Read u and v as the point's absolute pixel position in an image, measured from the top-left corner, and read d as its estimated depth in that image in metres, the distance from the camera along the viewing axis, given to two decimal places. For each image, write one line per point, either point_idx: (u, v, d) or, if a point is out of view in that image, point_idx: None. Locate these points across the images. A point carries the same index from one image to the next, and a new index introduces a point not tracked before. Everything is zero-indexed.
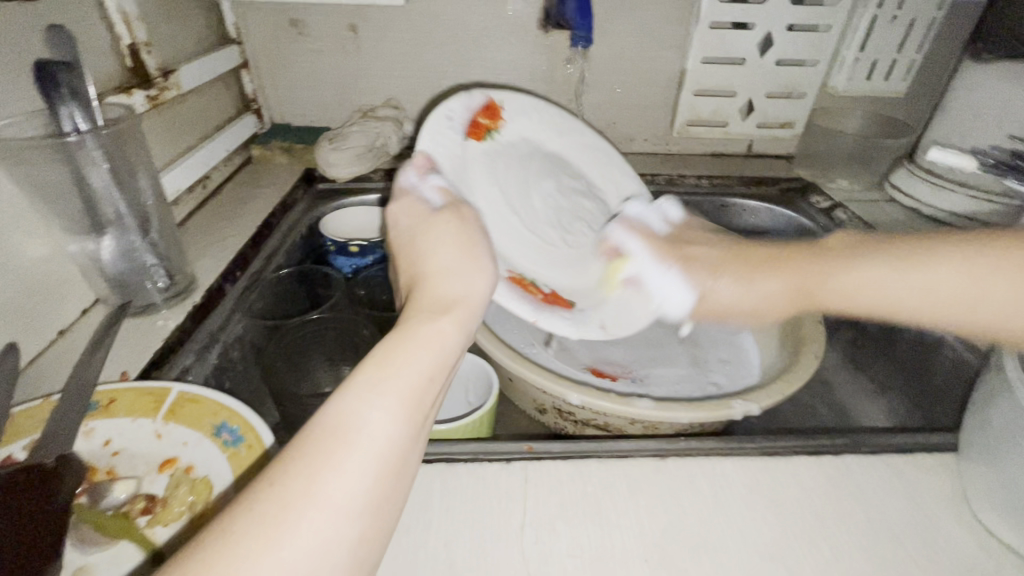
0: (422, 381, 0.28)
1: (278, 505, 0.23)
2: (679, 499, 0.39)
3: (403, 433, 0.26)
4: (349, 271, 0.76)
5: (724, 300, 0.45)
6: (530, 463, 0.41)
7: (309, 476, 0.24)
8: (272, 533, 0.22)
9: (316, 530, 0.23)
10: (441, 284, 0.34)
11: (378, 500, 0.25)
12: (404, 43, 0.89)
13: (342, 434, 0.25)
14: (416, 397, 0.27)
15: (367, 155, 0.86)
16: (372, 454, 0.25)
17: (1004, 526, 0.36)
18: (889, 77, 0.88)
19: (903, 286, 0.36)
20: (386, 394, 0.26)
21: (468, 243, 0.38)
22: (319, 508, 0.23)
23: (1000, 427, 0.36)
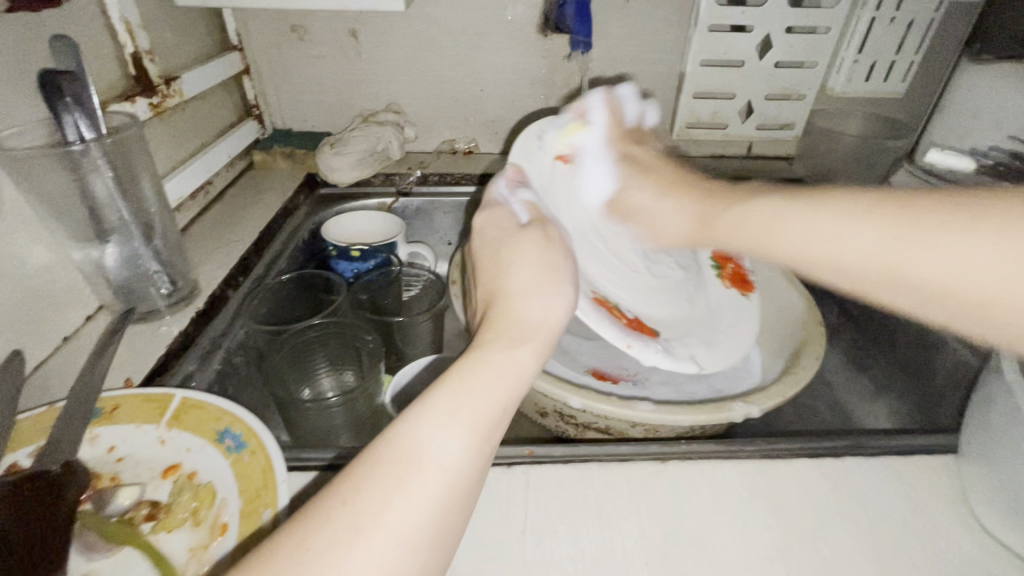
0: (491, 411, 0.29)
1: (354, 514, 0.24)
2: (680, 502, 0.39)
3: (472, 456, 0.27)
4: (350, 275, 0.77)
5: (641, 205, 0.53)
6: (532, 467, 0.41)
7: (382, 497, 0.25)
8: (347, 541, 0.23)
9: (382, 554, 0.23)
10: (520, 310, 0.35)
11: (443, 523, 0.26)
12: (404, 49, 0.90)
13: (413, 458, 0.26)
14: (486, 422, 0.28)
15: (368, 159, 0.87)
16: (442, 479, 0.26)
17: (1005, 528, 0.36)
18: (888, 78, 0.88)
19: (782, 220, 0.36)
20: (460, 417, 0.28)
21: (550, 261, 0.38)
22: (389, 528, 0.24)
23: (1001, 429, 0.36)
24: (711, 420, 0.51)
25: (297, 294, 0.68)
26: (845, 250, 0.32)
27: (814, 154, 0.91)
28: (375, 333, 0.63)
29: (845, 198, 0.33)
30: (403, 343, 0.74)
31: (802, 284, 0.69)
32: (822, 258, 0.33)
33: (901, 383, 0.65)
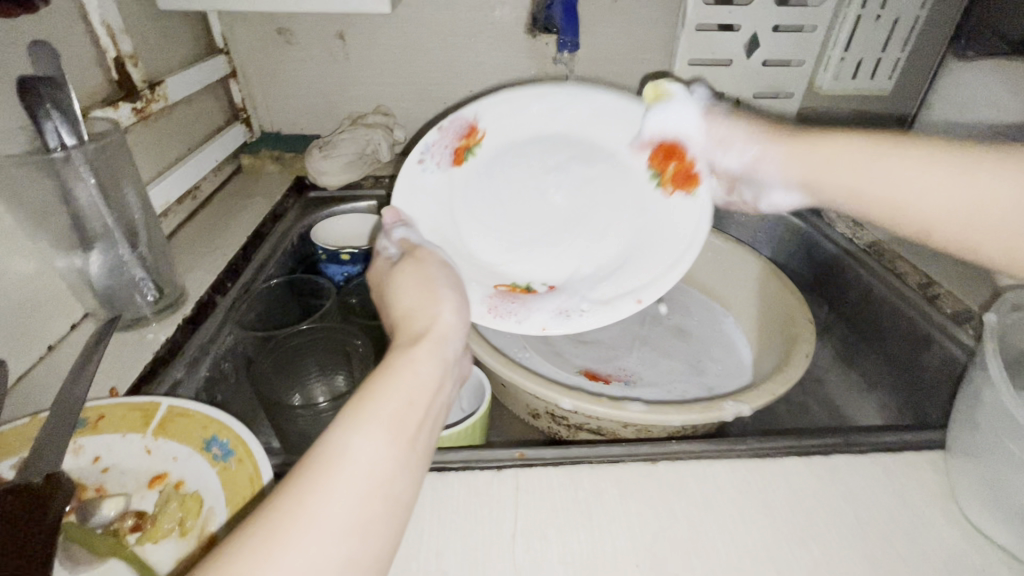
0: (401, 407, 0.29)
1: (265, 536, 0.23)
2: (670, 504, 0.39)
3: (388, 456, 0.27)
4: (340, 279, 0.76)
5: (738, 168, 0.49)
6: (521, 470, 0.41)
7: (299, 500, 0.24)
8: (256, 563, 0.22)
9: (306, 554, 0.23)
10: (415, 322, 0.37)
11: (367, 523, 0.25)
12: (392, 50, 0.89)
13: (328, 463, 0.26)
14: (398, 422, 0.28)
15: (357, 162, 0.86)
16: (358, 479, 0.26)
17: (993, 524, 0.37)
18: (874, 75, 0.87)
19: (896, 174, 0.37)
20: (368, 423, 0.28)
21: (431, 275, 0.41)
22: (311, 527, 0.24)
23: (988, 425, 0.36)
24: (702, 419, 0.51)
25: (286, 298, 0.68)
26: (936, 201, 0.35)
27: None
28: (365, 338, 0.62)
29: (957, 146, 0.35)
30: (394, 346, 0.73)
31: (792, 281, 0.69)
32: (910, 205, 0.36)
33: (891, 379, 0.65)
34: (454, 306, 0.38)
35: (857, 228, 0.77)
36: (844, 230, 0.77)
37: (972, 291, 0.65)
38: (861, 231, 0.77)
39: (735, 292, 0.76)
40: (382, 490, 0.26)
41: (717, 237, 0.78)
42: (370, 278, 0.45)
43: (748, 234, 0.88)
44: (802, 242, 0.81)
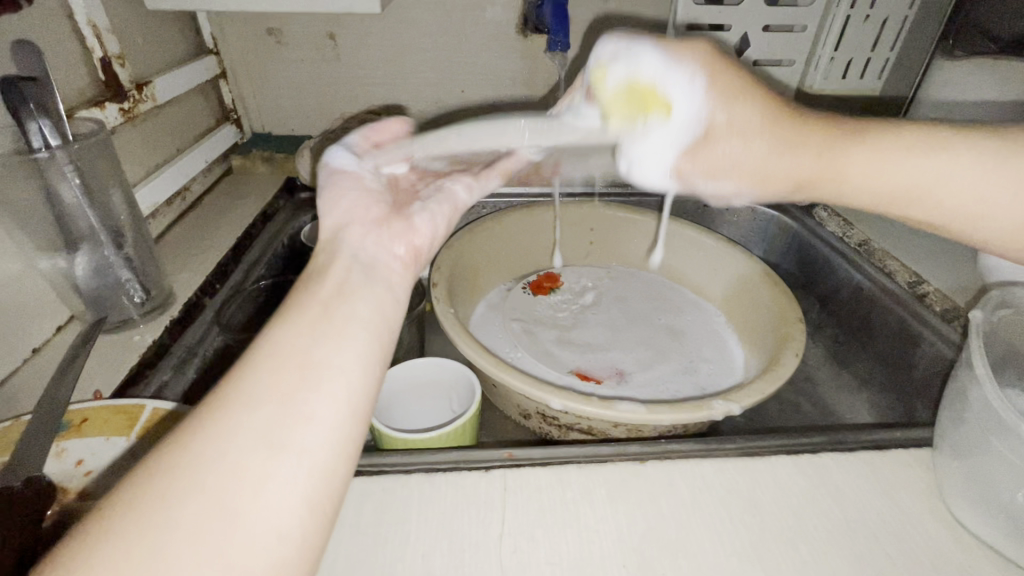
0: (307, 295, 0.30)
1: (209, 420, 0.24)
2: (657, 503, 0.39)
3: (318, 334, 0.28)
4: None
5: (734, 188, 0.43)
6: (509, 471, 0.41)
7: (220, 390, 0.25)
8: (202, 440, 0.23)
9: (231, 430, 0.24)
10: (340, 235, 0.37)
11: (289, 390, 0.25)
12: (383, 51, 0.89)
13: (248, 354, 0.27)
14: (323, 310, 0.29)
15: None
16: (285, 359, 0.26)
17: (979, 520, 0.37)
18: (864, 75, 0.88)
19: (934, 175, 0.37)
20: (293, 318, 0.28)
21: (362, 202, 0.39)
22: (235, 406, 0.24)
23: (973, 422, 0.36)
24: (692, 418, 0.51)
25: (275, 299, 0.67)
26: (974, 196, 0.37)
27: None
28: None
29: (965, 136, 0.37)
30: None
31: (782, 280, 0.69)
32: (944, 200, 0.38)
33: (881, 377, 0.65)
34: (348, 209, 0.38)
35: (848, 227, 0.77)
36: (835, 229, 0.77)
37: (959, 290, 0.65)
38: (852, 230, 0.77)
39: (727, 292, 0.76)
40: (302, 366, 0.26)
41: (709, 237, 0.78)
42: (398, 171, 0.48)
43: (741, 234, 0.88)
44: (793, 241, 0.81)
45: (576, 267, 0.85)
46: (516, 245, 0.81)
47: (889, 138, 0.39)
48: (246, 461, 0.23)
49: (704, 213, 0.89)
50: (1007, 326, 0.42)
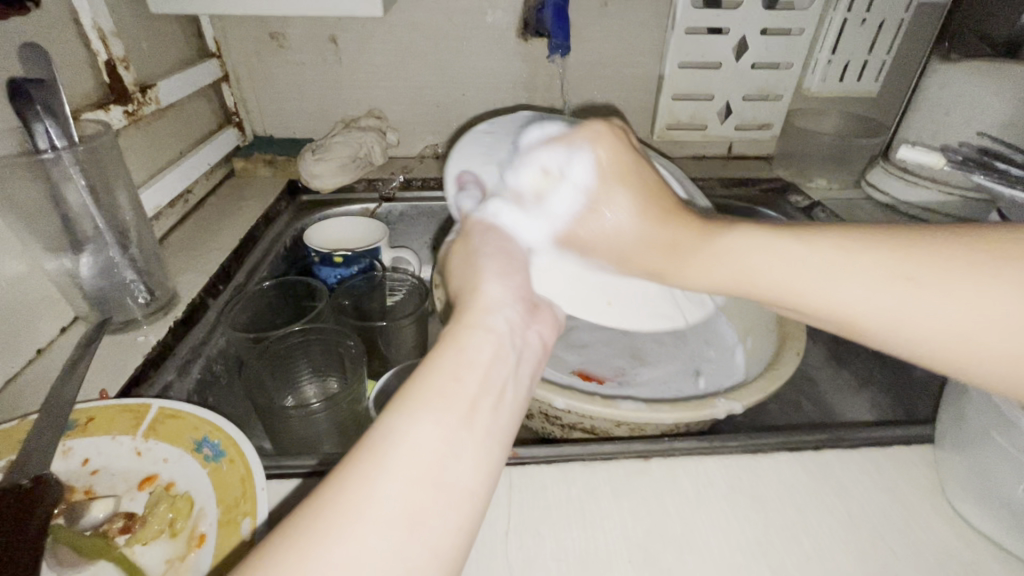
0: (448, 382, 0.27)
1: (324, 520, 0.23)
2: (662, 500, 0.39)
3: (447, 444, 0.25)
4: (333, 281, 0.77)
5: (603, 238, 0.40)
6: (515, 468, 0.41)
7: (342, 487, 0.24)
8: (310, 548, 0.22)
9: (348, 551, 0.22)
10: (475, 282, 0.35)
11: (420, 516, 0.24)
12: (383, 54, 0.90)
13: (376, 448, 0.25)
14: (453, 407, 0.26)
15: (351, 165, 0.88)
16: (408, 468, 0.24)
17: (982, 516, 0.37)
18: (861, 78, 0.90)
19: (856, 284, 0.32)
20: (425, 410, 0.26)
21: (505, 264, 0.37)
22: (359, 523, 0.23)
23: (974, 418, 0.37)
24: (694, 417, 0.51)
25: (277, 300, 0.67)
26: (875, 303, 0.31)
27: (792, 153, 0.93)
28: (357, 338, 0.62)
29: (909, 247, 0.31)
30: (389, 348, 0.73)
31: None
32: (841, 312, 0.32)
33: (881, 377, 0.66)
34: (501, 278, 0.35)
35: None
36: None
37: None
38: None
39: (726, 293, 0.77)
40: (432, 489, 0.24)
41: None
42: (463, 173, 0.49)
43: None
44: None
45: None
46: None
47: (775, 239, 0.35)
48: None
49: None
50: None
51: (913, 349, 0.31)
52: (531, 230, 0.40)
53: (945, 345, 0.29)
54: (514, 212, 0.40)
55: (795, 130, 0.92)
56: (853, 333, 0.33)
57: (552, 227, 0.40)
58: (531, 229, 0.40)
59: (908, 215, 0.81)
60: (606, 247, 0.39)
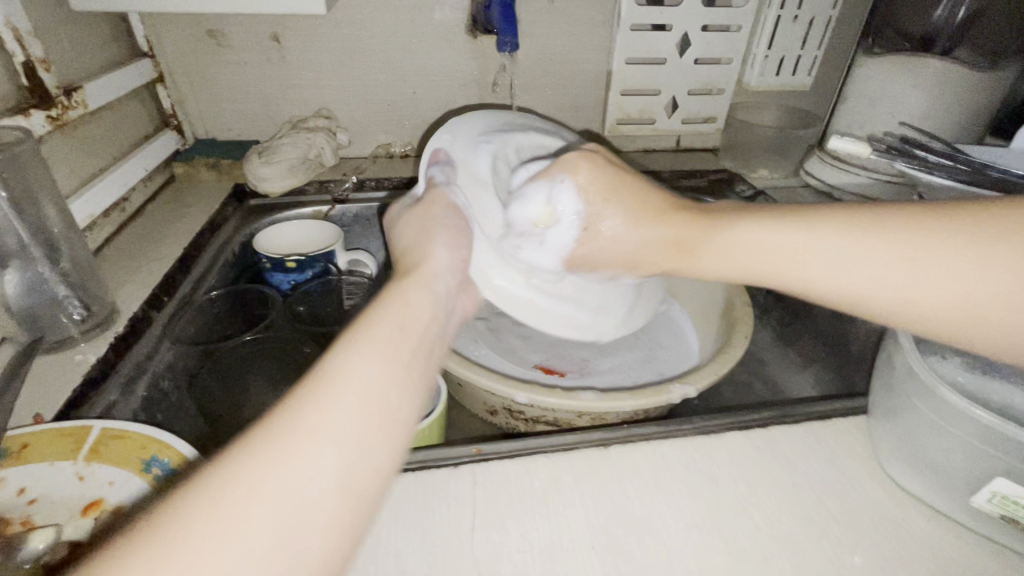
0: (393, 328, 0.29)
1: (259, 448, 0.23)
2: (621, 485, 0.40)
3: (390, 378, 0.27)
4: (287, 287, 0.75)
5: (611, 236, 0.43)
6: (478, 465, 0.42)
7: (284, 420, 0.24)
8: (251, 474, 0.22)
9: (293, 470, 0.23)
10: (411, 255, 0.38)
11: (370, 446, 0.25)
12: (330, 52, 0.87)
13: (323, 380, 0.26)
14: (391, 345, 0.28)
15: (300, 166, 0.87)
16: (350, 396, 0.25)
17: (911, 478, 0.39)
18: (795, 72, 0.95)
19: (852, 266, 0.34)
20: (362, 347, 0.27)
21: (445, 231, 0.40)
22: (296, 448, 0.23)
23: (899, 387, 0.40)
24: (650, 404, 0.53)
25: (228, 310, 0.66)
26: (881, 279, 0.33)
27: (736, 145, 0.97)
28: (314, 345, 0.62)
29: (914, 223, 0.33)
30: None
31: None
32: (873, 293, 0.34)
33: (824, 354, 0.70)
34: (447, 245, 0.39)
35: None
36: None
37: None
38: None
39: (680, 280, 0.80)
40: (380, 423, 0.26)
41: None
42: (429, 150, 0.48)
43: None
44: None
45: None
46: None
47: (794, 232, 0.37)
48: (302, 517, 0.22)
49: None
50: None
51: (917, 311, 0.33)
52: (541, 262, 0.44)
53: (948, 309, 0.32)
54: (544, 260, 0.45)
55: (736, 122, 0.96)
56: (869, 316, 0.35)
57: (562, 216, 0.43)
58: (549, 262, 0.44)
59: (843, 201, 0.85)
60: (607, 249, 0.43)
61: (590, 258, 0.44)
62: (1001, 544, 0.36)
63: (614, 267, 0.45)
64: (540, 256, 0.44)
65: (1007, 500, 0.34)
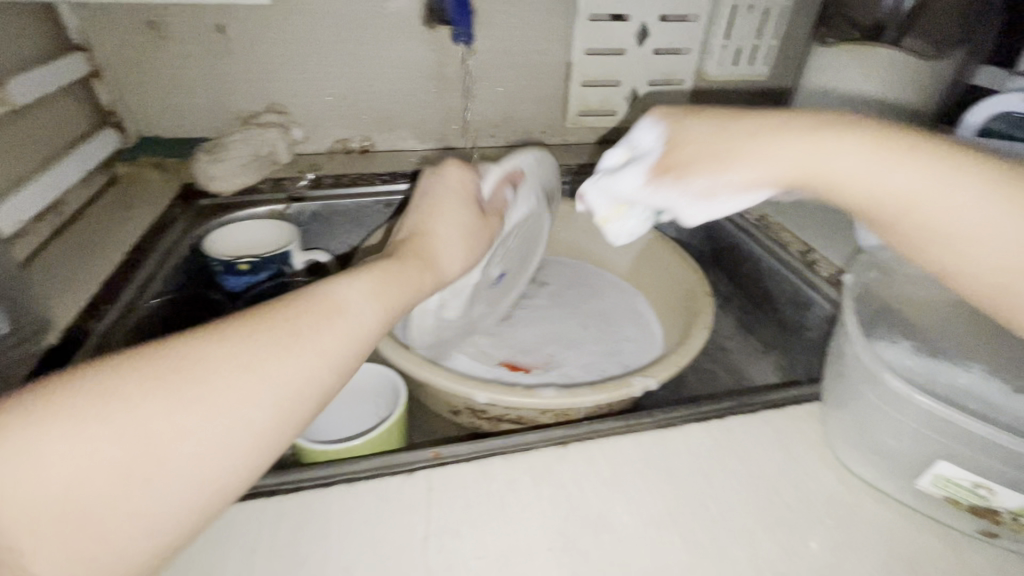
0: (397, 295, 0.38)
1: (280, 329, 0.31)
2: (579, 483, 0.40)
3: (380, 327, 0.36)
4: (240, 289, 0.72)
5: (741, 147, 0.36)
6: (435, 470, 0.41)
7: (305, 322, 0.32)
8: (270, 344, 0.30)
9: (297, 357, 0.31)
10: (439, 249, 0.45)
11: (346, 370, 0.33)
12: (280, 43, 0.84)
13: (336, 306, 0.34)
14: (390, 303, 0.37)
15: (253, 163, 0.84)
16: (351, 326, 0.33)
17: (861, 464, 0.40)
18: (753, 63, 0.96)
19: (978, 214, 0.29)
20: (371, 295, 0.36)
21: (471, 249, 0.47)
22: (305, 345, 0.31)
23: (848, 374, 0.40)
24: (612, 398, 0.53)
25: None
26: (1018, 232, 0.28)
27: None
28: None
29: None
30: None
31: (692, 258, 0.73)
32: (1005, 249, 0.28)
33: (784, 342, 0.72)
34: (466, 264, 0.48)
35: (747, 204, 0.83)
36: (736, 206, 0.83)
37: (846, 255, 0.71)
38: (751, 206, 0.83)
39: (645, 272, 0.80)
40: (329, 345, 0.32)
41: None
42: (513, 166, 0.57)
43: None
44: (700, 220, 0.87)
45: None
46: None
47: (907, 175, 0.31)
48: (242, 387, 0.29)
49: None
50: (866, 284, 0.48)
51: None
52: (625, 184, 0.42)
53: None
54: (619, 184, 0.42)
55: None
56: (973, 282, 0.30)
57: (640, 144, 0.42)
58: (633, 182, 0.42)
59: None
60: (740, 157, 0.36)
61: (681, 172, 0.39)
62: (946, 525, 0.37)
63: (721, 180, 0.37)
64: (623, 176, 0.42)
65: (949, 483, 0.34)
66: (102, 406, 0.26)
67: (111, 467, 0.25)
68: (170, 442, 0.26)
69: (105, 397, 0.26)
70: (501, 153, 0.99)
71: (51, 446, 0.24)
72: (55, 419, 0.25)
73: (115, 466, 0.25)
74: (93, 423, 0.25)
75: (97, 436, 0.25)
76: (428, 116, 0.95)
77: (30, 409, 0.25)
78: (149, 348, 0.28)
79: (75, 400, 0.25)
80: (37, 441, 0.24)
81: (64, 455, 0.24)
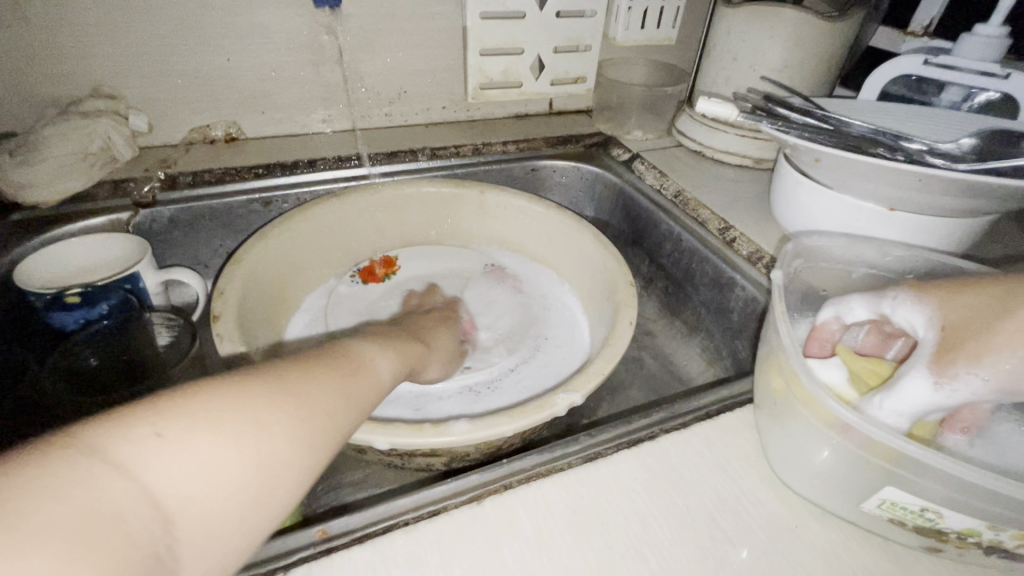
0: (397, 359, 0.47)
1: (338, 376, 0.38)
2: (498, 550, 0.34)
3: (392, 378, 0.45)
4: (75, 326, 0.59)
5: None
6: (318, 561, 0.33)
7: (351, 373, 0.40)
8: (337, 388, 0.37)
9: (355, 402, 0.38)
10: (437, 356, 0.58)
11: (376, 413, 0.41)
12: (95, 10, 0.66)
13: (364, 363, 0.42)
14: (394, 359, 0.46)
15: (78, 166, 0.66)
16: (379, 378, 0.42)
17: (799, 479, 0.37)
18: (659, 25, 0.91)
19: None
20: (384, 356, 0.45)
21: (448, 361, 0.60)
22: (359, 393, 0.38)
23: (788, 389, 0.36)
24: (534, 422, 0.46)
25: None
26: None
27: (609, 105, 0.92)
28: None
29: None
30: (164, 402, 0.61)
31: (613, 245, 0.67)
32: None
33: (708, 324, 0.69)
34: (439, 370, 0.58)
35: (664, 177, 0.78)
36: (653, 180, 0.79)
37: (762, 231, 0.68)
38: (668, 180, 0.78)
39: (566, 259, 0.74)
40: (376, 399, 0.41)
41: (537, 205, 0.74)
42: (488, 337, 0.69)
43: (569, 193, 0.88)
44: (617, 197, 0.82)
45: (413, 247, 0.80)
46: (328, 241, 0.72)
47: None
48: (328, 422, 0.34)
49: (532, 177, 0.86)
50: (790, 274, 0.44)
51: None
52: (913, 402, 0.33)
53: None
54: (910, 404, 0.33)
55: (607, 81, 0.90)
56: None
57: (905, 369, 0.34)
58: (921, 393, 0.32)
59: (715, 159, 0.83)
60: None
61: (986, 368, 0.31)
62: (887, 539, 0.35)
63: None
64: (904, 398, 0.33)
65: (895, 506, 0.32)
66: (244, 431, 0.29)
67: (251, 493, 0.28)
68: (292, 471, 0.31)
69: (252, 424, 0.30)
70: (396, 134, 0.87)
71: (214, 468, 0.27)
72: (211, 441, 0.28)
73: (258, 487, 0.29)
74: (246, 448, 0.29)
75: (241, 467, 0.28)
76: (305, 95, 0.81)
77: (195, 430, 0.27)
78: (256, 385, 0.32)
79: (227, 430, 0.29)
80: (207, 459, 0.27)
81: (224, 474, 0.28)
